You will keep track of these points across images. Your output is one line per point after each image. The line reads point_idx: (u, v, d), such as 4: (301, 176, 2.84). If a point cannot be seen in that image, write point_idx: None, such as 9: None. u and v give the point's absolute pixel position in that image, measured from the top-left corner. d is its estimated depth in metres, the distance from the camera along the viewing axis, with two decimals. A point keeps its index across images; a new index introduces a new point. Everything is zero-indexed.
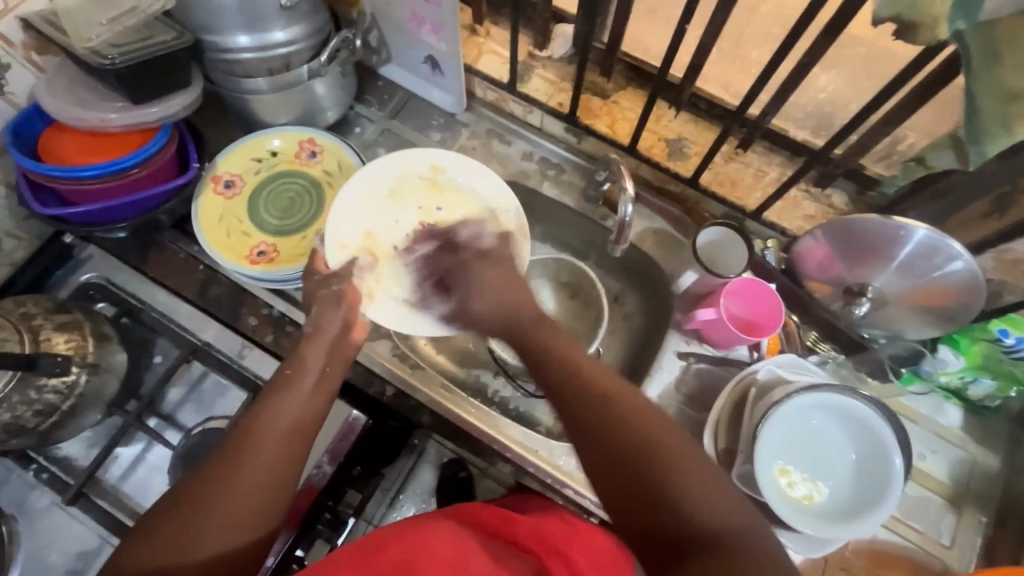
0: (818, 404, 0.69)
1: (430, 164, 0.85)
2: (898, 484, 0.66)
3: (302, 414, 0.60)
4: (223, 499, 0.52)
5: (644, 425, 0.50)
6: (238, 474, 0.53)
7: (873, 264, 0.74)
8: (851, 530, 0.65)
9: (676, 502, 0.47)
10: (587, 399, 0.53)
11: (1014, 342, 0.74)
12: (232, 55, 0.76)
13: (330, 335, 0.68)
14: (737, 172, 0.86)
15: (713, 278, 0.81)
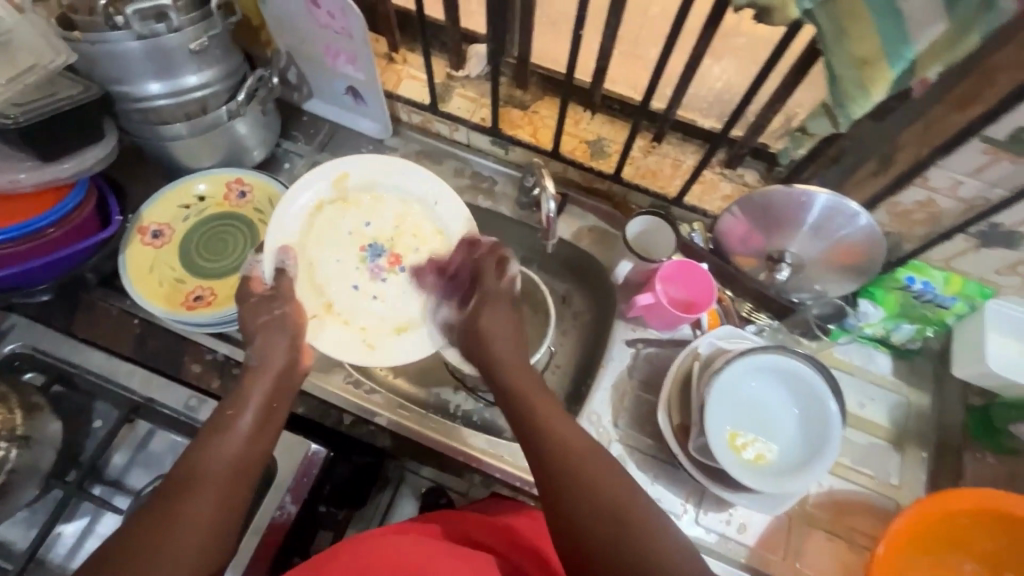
0: (755, 366, 0.73)
1: (337, 171, 0.85)
2: (838, 434, 0.69)
3: (254, 448, 0.60)
4: (167, 544, 0.50)
5: (566, 447, 0.58)
6: (184, 517, 0.52)
7: (787, 231, 0.80)
8: (802, 482, 0.68)
9: (574, 503, 0.55)
10: (562, 470, 0.57)
11: (920, 286, 0.80)
12: (146, 103, 0.76)
13: (275, 368, 0.69)
14: (656, 163, 0.91)
15: (647, 265, 0.85)
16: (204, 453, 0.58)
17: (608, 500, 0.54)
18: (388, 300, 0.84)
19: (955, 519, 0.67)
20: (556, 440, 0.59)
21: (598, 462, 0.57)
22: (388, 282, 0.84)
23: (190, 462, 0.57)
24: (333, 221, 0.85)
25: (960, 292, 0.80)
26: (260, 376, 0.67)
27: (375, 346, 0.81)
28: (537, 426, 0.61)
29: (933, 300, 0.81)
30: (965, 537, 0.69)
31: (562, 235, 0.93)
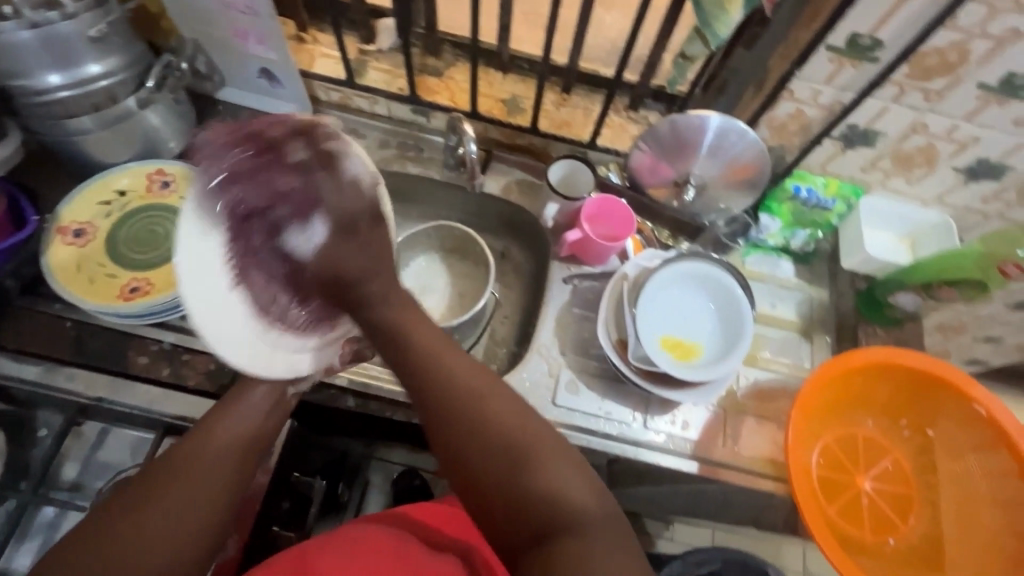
0: (673, 277, 0.83)
1: None
2: (748, 320, 0.80)
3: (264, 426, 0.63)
4: (174, 504, 0.52)
5: (457, 378, 0.59)
6: (197, 481, 0.54)
7: (688, 156, 0.90)
8: (727, 365, 0.78)
9: (462, 436, 0.56)
10: (457, 403, 0.57)
11: (806, 193, 0.92)
12: (47, 96, 0.74)
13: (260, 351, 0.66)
14: (569, 114, 0.98)
15: (572, 205, 0.92)
16: (209, 432, 0.59)
17: (508, 423, 0.56)
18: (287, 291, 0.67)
19: (851, 377, 0.79)
20: (446, 381, 0.59)
21: (483, 387, 0.59)
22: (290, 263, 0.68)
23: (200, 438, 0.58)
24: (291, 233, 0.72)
25: (839, 194, 0.92)
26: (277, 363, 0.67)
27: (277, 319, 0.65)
28: (414, 335, 0.64)
29: (817, 205, 0.93)
30: (859, 394, 0.82)
31: (492, 191, 0.98)
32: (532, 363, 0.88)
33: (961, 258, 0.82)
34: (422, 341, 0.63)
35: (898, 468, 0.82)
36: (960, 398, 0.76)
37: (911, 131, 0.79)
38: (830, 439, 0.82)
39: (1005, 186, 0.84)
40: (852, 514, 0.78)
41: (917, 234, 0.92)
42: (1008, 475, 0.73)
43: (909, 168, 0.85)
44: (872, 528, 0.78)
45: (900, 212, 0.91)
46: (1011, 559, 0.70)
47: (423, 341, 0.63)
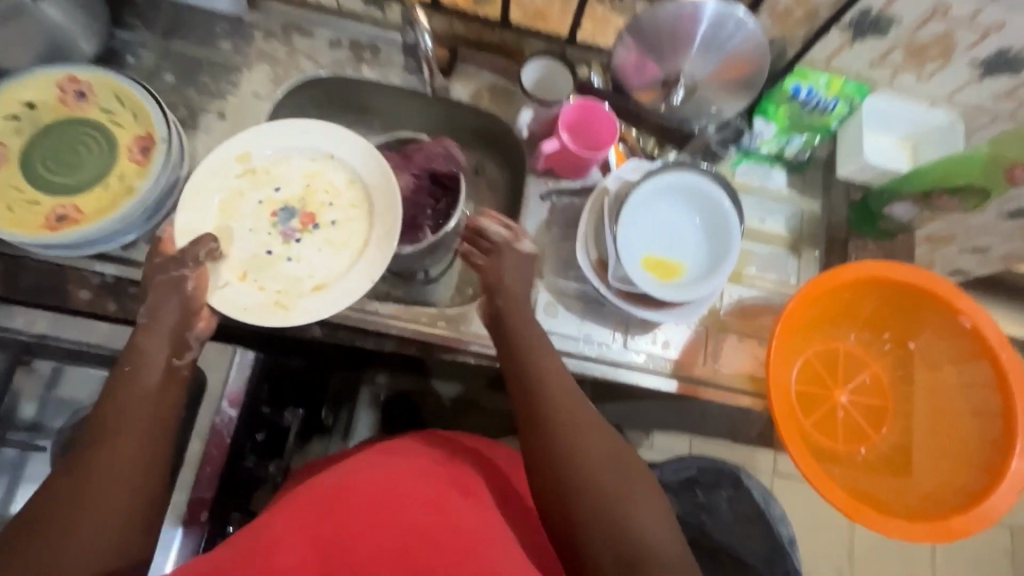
0: (655, 190, 0.76)
1: (241, 151, 0.78)
2: (736, 238, 0.75)
3: (154, 418, 0.58)
4: (82, 523, 0.51)
5: (588, 457, 0.57)
6: (95, 496, 0.52)
7: (679, 51, 0.80)
8: (709, 284, 0.74)
9: (586, 521, 0.55)
10: (583, 483, 0.56)
11: (806, 94, 0.83)
12: None
13: (167, 323, 0.64)
14: None
15: (548, 110, 0.83)
16: (103, 438, 0.55)
17: (622, 511, 0.55)
18: (305, 260, 0.77)
19: (840, 292, 0.76)
20: (565, 455, 0.58)
21: (606, 469, 0.57)
22: (303, 244, 0.78)
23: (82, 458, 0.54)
24: (244, 206, 0.78)
25: (841, 94, 0.83)
26: (135, 351, 0.62)
27: (285, 304, 0.74)
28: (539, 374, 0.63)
29: (818, 107, 0.85)
30: (845, 308, 0.79)
31: (461, 98, 0.88)
32: None
33: (966, 163, 0.75)
34: (559, 400, 0.61)
35: (876, 381, 0.82)
36: (947, 312, 0.74)
37: (930, 17, 0.70)
38: (812, 355, 0.81)
39: (1022, 82, 0.76)
40: (826, 427, 0.79)
41: (918, 136, 0.86)
42: (987, 387, 0.72)
43: (921, 62, 0.77)
44: (845, 439, 0.79)
45: (899, 112, 0.84)
46: (979, 467, 0.70)
47: (564, 409, 0.60)
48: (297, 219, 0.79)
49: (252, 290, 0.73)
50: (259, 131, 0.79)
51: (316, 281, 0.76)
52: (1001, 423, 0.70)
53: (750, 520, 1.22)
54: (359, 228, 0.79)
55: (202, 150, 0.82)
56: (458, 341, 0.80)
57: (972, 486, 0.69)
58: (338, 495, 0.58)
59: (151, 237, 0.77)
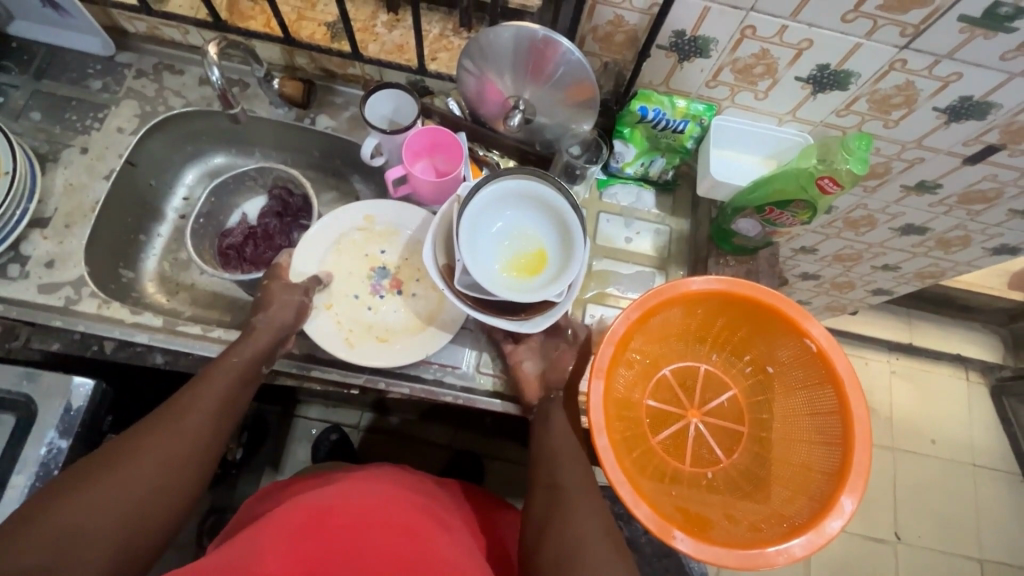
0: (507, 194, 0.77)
1: (365, 214, 0.87)
2: (580, 241, 0.75)
3: (230, 400, 0.67)
4: (128, 478, 0.57)
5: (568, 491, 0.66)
6: (150, 461, 0.59)
7: (516, 74, 0.81)
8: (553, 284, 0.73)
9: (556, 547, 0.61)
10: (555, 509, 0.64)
11: (654, 115, 0.83)
12: None
13: (281, 326, 0.75)
14: (402, 37, 0.89)
15: (392, 139, 0.83)
16: (176, 418, 0.62)
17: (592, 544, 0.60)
18: (381, 316, 0.83)
19: (686, 309, 0.75)
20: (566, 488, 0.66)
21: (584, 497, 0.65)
22: (386, 302, 0.84)
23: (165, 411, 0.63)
24: (355, 248, 0.87)
25: (688, 115, 0.83)
26: (251, 340, 0.72)
27: (354, 344, 0.80)
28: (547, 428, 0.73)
29: (669, 128, 0.85)
30: (696, 327, 0.79)
31: (325, 129, 0.92)
32: (387, 303, 0.84)
33: (786, 175, 0.77)
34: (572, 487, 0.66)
35: (735, 404, 0.81)
36: (791, 331, 0.72)
37: (741, 35, 0.71)
38: (667, 370, 0.80)
39: (853, 97, 0.77)
40: (675, 447, 0.78)
41: (776, 152, 0.86)
42: (833, 414, 0.70)
43: (752, 79, 0.78)
44: (692, 461, 0.78)
45: (749, 130, 0.85)
46: (812, 497, 0.67)
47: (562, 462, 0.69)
48: (388, 281, 0.86)
49: (339, 329, 0.81)
50: (365, 205, 0.88)
51: (389, 340, 0.81)
52: (839, 452, 0.67)
53: (665, 554, 1.13)
54: (432, 306, 0.84)
55: (59, 183, 0.84)
56: (299, 367, 0.79)
57: (801, 515, 0.66)
58: (328, 505, 0.67)
59: None
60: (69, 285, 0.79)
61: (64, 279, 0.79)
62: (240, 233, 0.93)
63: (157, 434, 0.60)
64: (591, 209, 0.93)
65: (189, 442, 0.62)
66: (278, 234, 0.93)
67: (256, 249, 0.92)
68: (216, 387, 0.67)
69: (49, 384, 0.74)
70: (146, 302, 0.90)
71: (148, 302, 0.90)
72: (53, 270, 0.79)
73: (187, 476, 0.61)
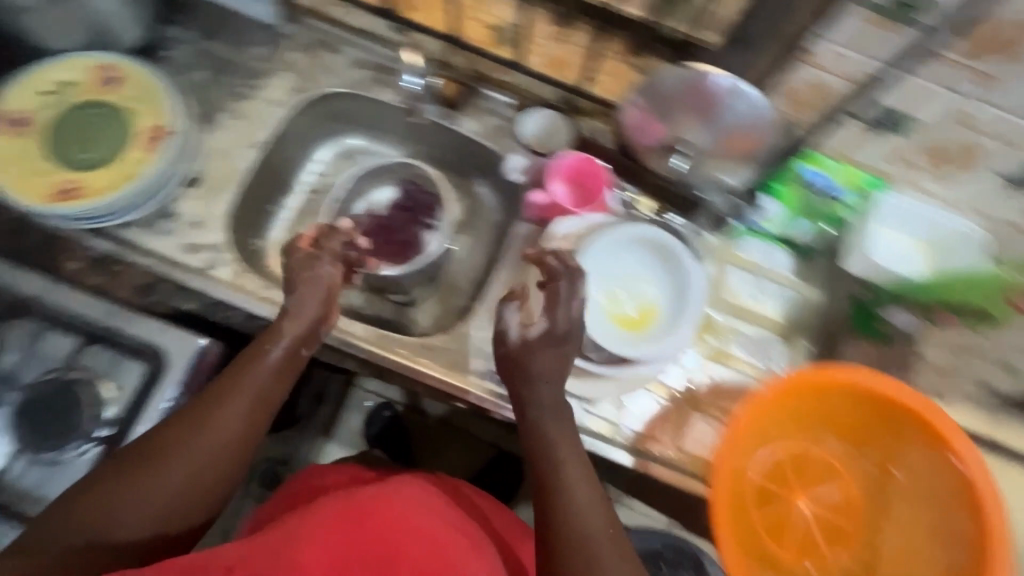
0: (608, 247, 0.71)
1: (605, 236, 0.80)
2: (688, 260, 0.70)
3: (260, 398, 0.62)
4: (156, 480, 0.56)
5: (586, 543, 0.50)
6: (185, 461, 0.57)
7: (683, 116, 0.79)
8: (689, 322, 0.69)
9: None
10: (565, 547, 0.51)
11: (813, 176, 0.81)
12: None
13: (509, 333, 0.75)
14: (565, 51, 0.85)
15: (541, 161, 0.82)
16: (215, 410, 0.60)
17: None
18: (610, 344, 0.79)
19: (820, 397, 0.71)
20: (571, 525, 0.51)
21: (598, 529, 0.51)
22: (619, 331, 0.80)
23: (205, 411, 0.59)
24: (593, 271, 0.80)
25: (854, 183, 0.81)
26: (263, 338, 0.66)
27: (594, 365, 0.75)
28: (559, 463, 0.55)
29: (827, 192, 0.82)
30: (825, 413, 0.74)
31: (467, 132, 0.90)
32: None
33: (973, 277, 0.77)
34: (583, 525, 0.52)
35: (844, 495, 0.77)
36: (936, 445, 0.67)
37: (951, 121, 0.66)
38: (783, 453, 0.76)
39: None
40: (777, 531, 0.76)
41: (940, 242, 0.81)
42: (963, 540, 0.65)
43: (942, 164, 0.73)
44: (795, 551, 0.75)
45: (919, 212, 0.80)
46: None
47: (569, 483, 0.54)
48: None
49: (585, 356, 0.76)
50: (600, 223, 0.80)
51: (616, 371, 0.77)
52: None
53: None
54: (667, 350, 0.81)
55: (213, 146, 0.86)
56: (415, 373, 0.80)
57: None
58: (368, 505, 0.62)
59: (146, 220, 0.82)
60: (211, 248, 0.81)
61: (209, 242, 0.82)
62: (365, 222, 0.93)
63: (190, 432, 0.58)
64: (720, 259, 0.89)
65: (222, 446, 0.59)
66: (401, 228, 0.92)
67: (388, 236, 0.92)
68: (231, 394, 0.61)
69: None
70: (269, 272, 0.91)
71: (270, 272, 0.92)
72: (198, 231, 0.82)
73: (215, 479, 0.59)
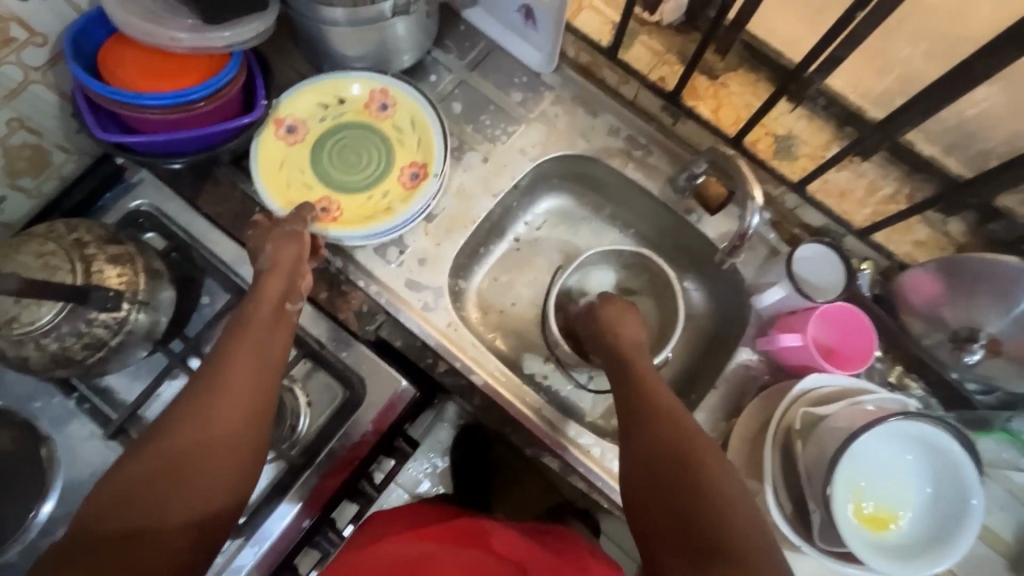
0: (874, 437, 0.62)
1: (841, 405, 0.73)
2: (964, 460, 0.61)
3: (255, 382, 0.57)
4: (158, 450, 0.51)
5: None
6: (179, 433, 0.52)
7: (989, 304, 0.68)
8: (966, 540, 0.60)
9: None
10: None
11: None
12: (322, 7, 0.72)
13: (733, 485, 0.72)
14: (848, 182, 0.78)
15: (804, 300, 0.73)
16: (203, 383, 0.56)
17: None
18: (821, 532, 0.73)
19: None
20: None
21: None
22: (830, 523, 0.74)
23: (230, 402, 0.54)
24: None
25: None
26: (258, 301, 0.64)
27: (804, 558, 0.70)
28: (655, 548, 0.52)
29: None
30: None
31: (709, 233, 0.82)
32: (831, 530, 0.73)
33: None
34: None
35: None
36: None
37: None
38: None
39: None
40: None
41: None
42: None
43: None
44: None
45: None
46: None
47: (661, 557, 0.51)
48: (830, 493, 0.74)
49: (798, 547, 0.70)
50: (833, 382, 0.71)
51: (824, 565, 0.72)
52: None
53: None
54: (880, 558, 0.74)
55: (454, 185, 0.84)
56: (602, 482, 0.75)
57: None
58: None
59: (379, 246, 0.80)
60: (430, 290, 0.80)
61: (430, 283, 0.80)
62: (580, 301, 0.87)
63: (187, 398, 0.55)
64: None
65: (216, 423, 0.53)
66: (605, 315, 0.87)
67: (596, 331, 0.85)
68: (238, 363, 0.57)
69: (381, 378, 0.76)
70: (464, 316, 0.89)
71: (464, 316, 0.90)
72: (423, 269, 0.80)
73: (224, 462, 0.53)
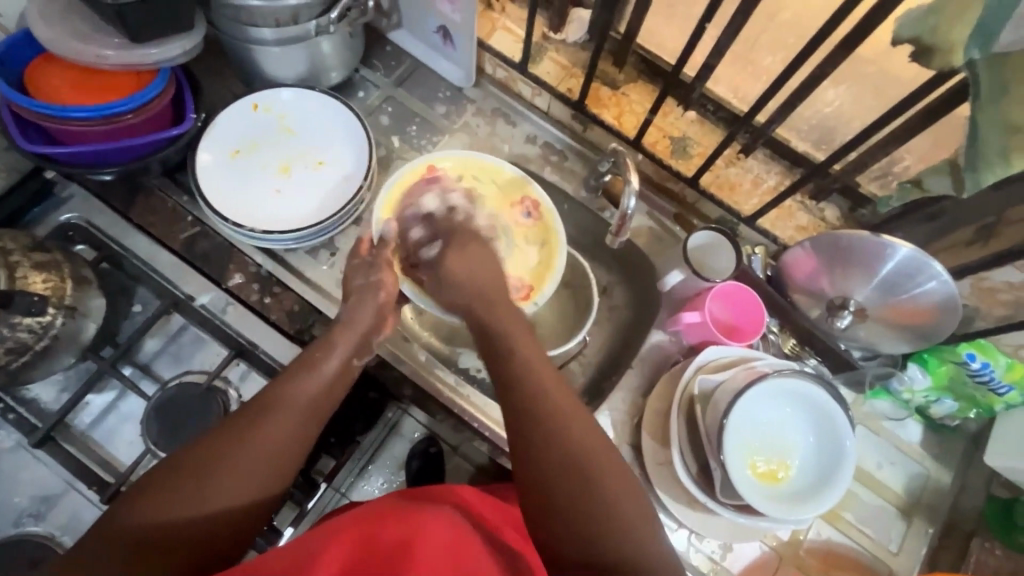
0: (761, 394, 0.70)
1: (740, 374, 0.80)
2: (838, 411, 0.69)
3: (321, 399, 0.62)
4: (228, 444, 0.54)
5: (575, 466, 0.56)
6: (251, 434, 0.55)
7: (855, 277, 0.76)
8: (841, 484, 0.67)
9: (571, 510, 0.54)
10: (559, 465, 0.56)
11: (979, 366, 0.75)
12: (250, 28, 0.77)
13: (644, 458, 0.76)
14: (737, 176, 0.88)
15: (700, 282, 0.80)
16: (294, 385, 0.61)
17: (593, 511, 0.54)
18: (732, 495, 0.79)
19: None
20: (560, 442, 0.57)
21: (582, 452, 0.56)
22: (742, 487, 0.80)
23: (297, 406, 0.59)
24: None
25: (1019, 382, 0.75)
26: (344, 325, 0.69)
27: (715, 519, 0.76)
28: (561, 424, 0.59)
29: (988, 384, 0.77)
30: None
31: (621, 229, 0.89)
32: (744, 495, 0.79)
33: None
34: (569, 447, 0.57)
35: None
36: None
37: None
38: None
39: None
40: None
41: None
42: None
43: None
44: None
45: None
46: None
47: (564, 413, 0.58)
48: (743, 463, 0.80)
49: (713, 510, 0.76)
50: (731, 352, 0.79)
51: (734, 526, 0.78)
52: None
53: None
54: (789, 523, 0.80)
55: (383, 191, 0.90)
56: None
57: None
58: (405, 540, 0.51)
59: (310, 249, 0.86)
60: None
61: None
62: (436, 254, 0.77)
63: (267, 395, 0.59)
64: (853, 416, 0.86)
65: (283, 424, 0.57)
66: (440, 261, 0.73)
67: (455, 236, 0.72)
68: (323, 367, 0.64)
69: None
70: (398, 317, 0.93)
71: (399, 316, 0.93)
72: None
73: (282, 457, 0.56)
